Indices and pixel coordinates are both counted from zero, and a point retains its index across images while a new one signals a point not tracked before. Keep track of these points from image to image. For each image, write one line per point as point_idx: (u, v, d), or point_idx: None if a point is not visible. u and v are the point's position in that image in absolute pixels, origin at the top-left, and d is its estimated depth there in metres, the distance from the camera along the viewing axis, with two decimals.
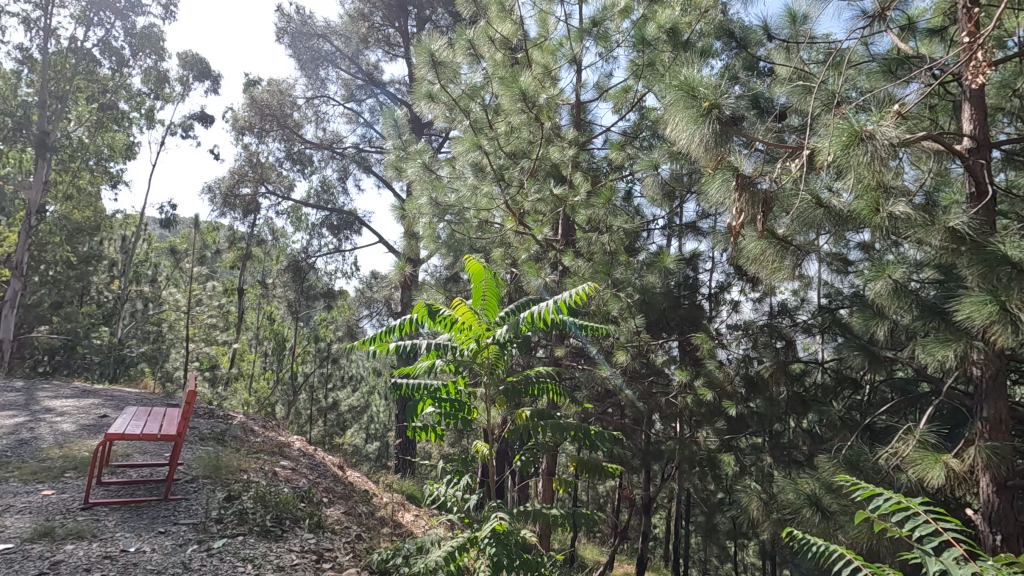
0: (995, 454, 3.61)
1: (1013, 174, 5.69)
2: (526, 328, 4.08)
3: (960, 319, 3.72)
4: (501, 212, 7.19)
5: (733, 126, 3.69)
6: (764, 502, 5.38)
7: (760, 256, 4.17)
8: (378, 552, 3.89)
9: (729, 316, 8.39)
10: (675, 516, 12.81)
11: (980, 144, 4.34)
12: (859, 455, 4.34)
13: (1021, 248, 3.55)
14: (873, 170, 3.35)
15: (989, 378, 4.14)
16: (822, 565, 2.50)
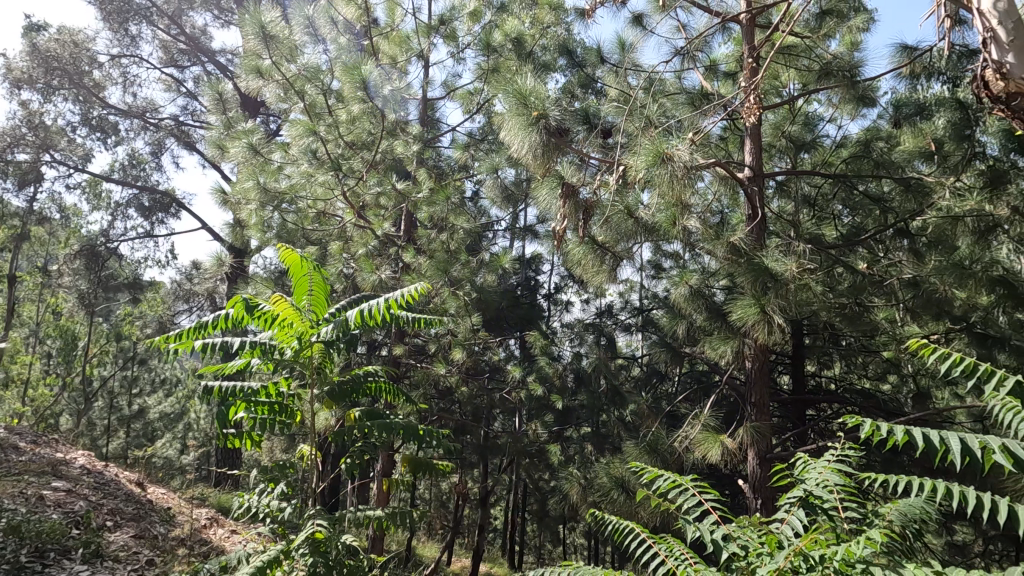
0: (757, 433, 4.33)
1: (782, 201, 6.92)
2: (353, 326, 3.95)
3: (735, 320, 4.42)
4: (340, 204, 6.87)
5: (560, 137, 3.92)
6: (583, 486, 5.85)
7: (583, 260, 4.54)
8: None
9: (562, 315, 9.00)
10: (511, 508, 13.32)
11: (756, 174, 5.21)
12: (658, 439, 4.93)
13: (780, 262, 4.32)
14: (672, 188, 3.83)
15: (756, 369, 4.95)
16: (618, 540, 2.77)
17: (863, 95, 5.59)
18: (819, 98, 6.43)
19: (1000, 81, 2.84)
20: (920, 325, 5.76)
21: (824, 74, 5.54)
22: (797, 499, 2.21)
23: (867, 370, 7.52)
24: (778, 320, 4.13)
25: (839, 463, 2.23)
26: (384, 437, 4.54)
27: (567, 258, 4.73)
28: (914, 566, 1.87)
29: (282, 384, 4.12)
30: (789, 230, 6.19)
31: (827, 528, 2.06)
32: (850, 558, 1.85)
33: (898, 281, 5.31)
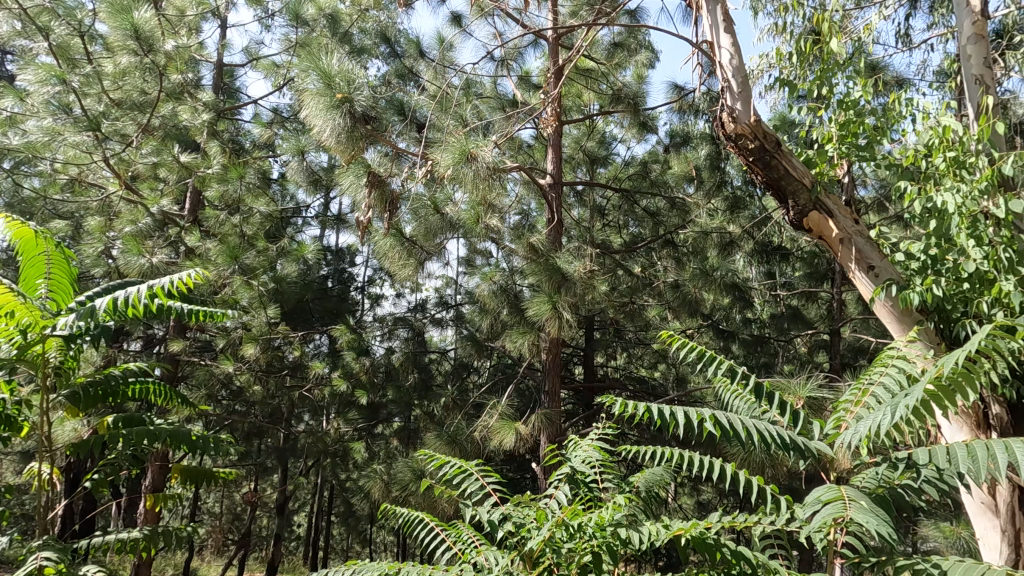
0: (547, 419, 4.74)
1: (580, 209, 7.65)
2: (106, 317, 3.33)
3: (532, 316, 4.76)
4: (101, 173, 5.75)
5: (367, 124, 3.79)
6: (386, 483, 5.77)
7: (389, 252, 4.51)
8: None
9: (374, 309, 8.78)
10: (314, 512, 12.62)
11: (556, 182, 5.66)
12: (459, 429, 5.09)
13: (571, 264, 4.76)
14: (476, 187, 3.97)
15: (550, 361, 5.40)
16: (407, 532, 2.78)
17: (644, 122, 6.44)
18: (613, 120, 7.23)
19: (731, 123, 3.62)
20: (679, 322, 6.86)
21: (615, 99, 6.25)
22: (565, 475, 2.47)
23: (642, 360, 8.72)
24: (566, 316, 4.56)
25: (600, 441, 2.55)
26: (148, 447, 3.89)
27: (373, 249, 4.61)
28: (650, 522, 2.23)
29: (2, 389, 3.27)
30: (583, 235, 6.88)
31: (587, 498, 2.35)
32: (602, 522, 2.12)
33: (664, 284, 6.26)
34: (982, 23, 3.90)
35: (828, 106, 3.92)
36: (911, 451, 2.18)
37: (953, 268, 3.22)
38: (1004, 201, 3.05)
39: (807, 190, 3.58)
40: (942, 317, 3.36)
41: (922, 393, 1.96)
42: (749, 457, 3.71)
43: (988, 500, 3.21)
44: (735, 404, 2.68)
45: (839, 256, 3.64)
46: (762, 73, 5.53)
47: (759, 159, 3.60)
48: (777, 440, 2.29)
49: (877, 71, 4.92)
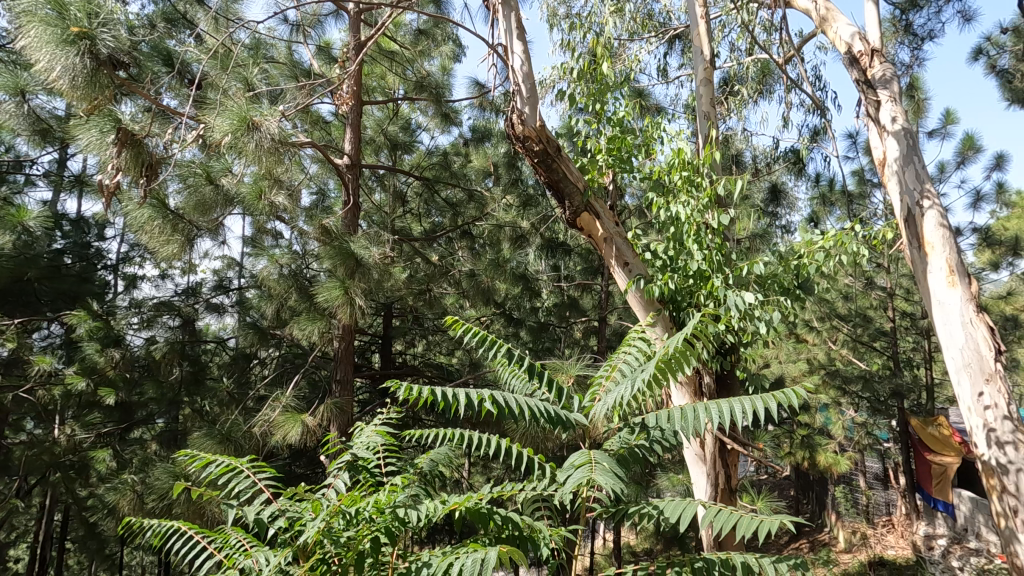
0: (337, 408, 4.58)
1: (381, 194, 7.48)
2: None
3: (322, 302, 4.55)
4: None
5: (116, 69, 3.18)
6: (139, 496, 4.96)
7: (146, 225, 3.82)
8: None
9: (129, 292, 7.43)
10: (38, 543, 10.22)
11: (353, 163, 5.46)
12: (234, 427, 4.60)
13: (366, 249, 4.65)
14: (260, 160, 3.63)
15: (343, 349, 5.22)
16: (159, 546, 2.44)
17: (446, 114, 6.57)
18: (416, 107, 7.22)
19: (520, 125, 3.92)
20: (474, 309, 7.19)
21: (417, 86, 6.25)
22: (346, 463, 2.42)
23: (439, 347, 8.94)
24: (359, 302, 4.44)
25: (385, 426, 2.56)
26: None
27: (125, 221, 3.90)
28: (429, 500, 2.31)
29: None
30: (382, 221, 6.75)
31: (367, 484, 2.33)
32: (381, 505, 2.14)
33: (460, 272, 6.50)
34: (710, 72, 4.87)
35: (600, 121, 4.49)
36: (644, 416, 2.66)
37: (683, 268, 3.99)
38: (717, 215, 3.87)
39: (580, 194, 4.07)
40: (674, 307, 4.11)
41: (654, 369, 2.43)
42: (526, 432, 4.09)
43: (699, 450, 4.04)
44: (513, 383, 2.92)
45: (603, 253, 4.21)
46: (552, 84, 6.08)
47: (542, 161, 3.98)
48: (544, 413, 2.57)
49: (640, 97, 5.78)
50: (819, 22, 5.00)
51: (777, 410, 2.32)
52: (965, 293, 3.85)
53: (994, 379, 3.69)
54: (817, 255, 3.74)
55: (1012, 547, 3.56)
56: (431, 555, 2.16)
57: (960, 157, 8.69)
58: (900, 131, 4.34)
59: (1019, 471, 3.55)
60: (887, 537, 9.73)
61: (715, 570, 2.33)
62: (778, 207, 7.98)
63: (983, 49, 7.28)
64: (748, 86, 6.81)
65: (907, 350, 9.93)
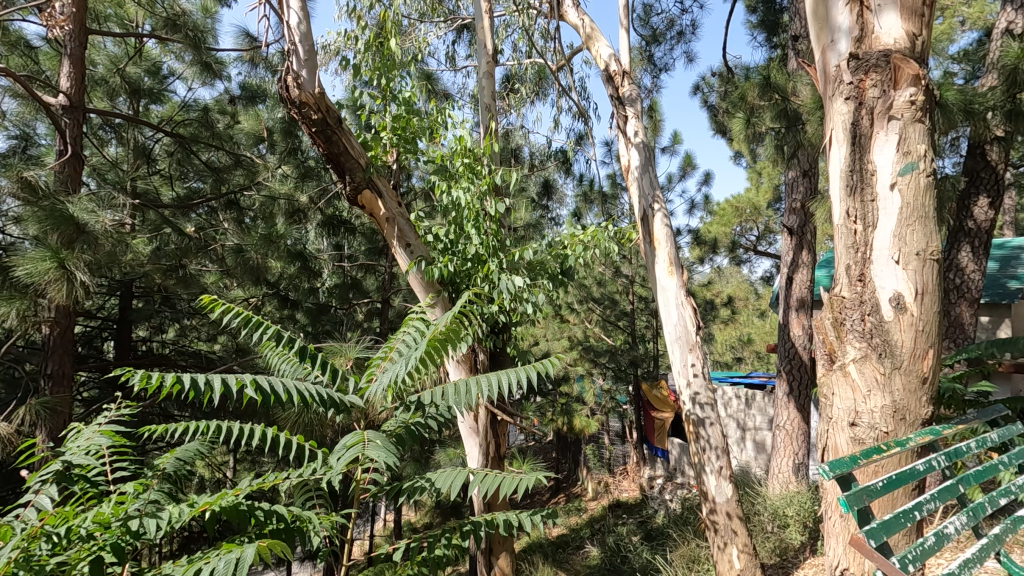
0: (46, 409, 3.67)
1: (117, 148, 6.16)
2: None
3: (20, 275, 3.57)
4: None
5: None
6: None
7: None
8: None
9: None
10: None
11: (74, 106, 4.40)
12: None
13: (90, 213, 3.78)
14: None
15: (56, 336, 4.19)
16: None
17: (208, 64, 5.70)
18: (169, 50, 6.12)
19: (296, 89, 3.60)
20: (241, 289, 6.44)
21: (170, 25, 5.31)
22: (53, 475, 1.95)
23: (196, 332, 7.79)
24: (81, 278, 3.58)
25: (112, 424, 2.12)
26: None
27: None
28: (173, 504, 2.01)
29: None
30: (118, 181, 5.57)
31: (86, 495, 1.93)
32: (105, 518, 1.78)
33: (224, 248, 5.72)
34: (492, 67, 5.13)
35: (386, 98, 4.39)
36: (420, 394, 2.71)
37: (462, 251, 4.17)
38: (494, 203, 4.13)
39: (362, 170, 3.94)
40: (453, 289, 4.26)
41: (426, 346, 2.48)
42: (298, 419, 3.83)
43: (473, 423, 4.31)
44: (283, 368, 2.71)
45: (384, 232, 4.14)
46: (337, 51, 5.72)
47: (321, 132, 3.75)
48: (316, 397, 2.43)
49: (428, 80, 5.80)
50: (586, 39, 5.67)
51: (537, 380, 2.57)
52: (679, 281, 4.80)
53: (695, 349, 4.70)
54: (578, 246, 4.27)
55: (702, 478, 4.59)
56: (175, 565, 1.88)
57: (682, 171, 10.74)
58: (641, 145, 5.18)
59: (710, 421, 4.59)
60: (622, 483, 11.72)
61: (481, 530, 2.51)
62: (549, 201, 8.85)
63: (700, 86, 9.10)
64: (527, 86, 7.37)
65: (642, 327, 11.98)
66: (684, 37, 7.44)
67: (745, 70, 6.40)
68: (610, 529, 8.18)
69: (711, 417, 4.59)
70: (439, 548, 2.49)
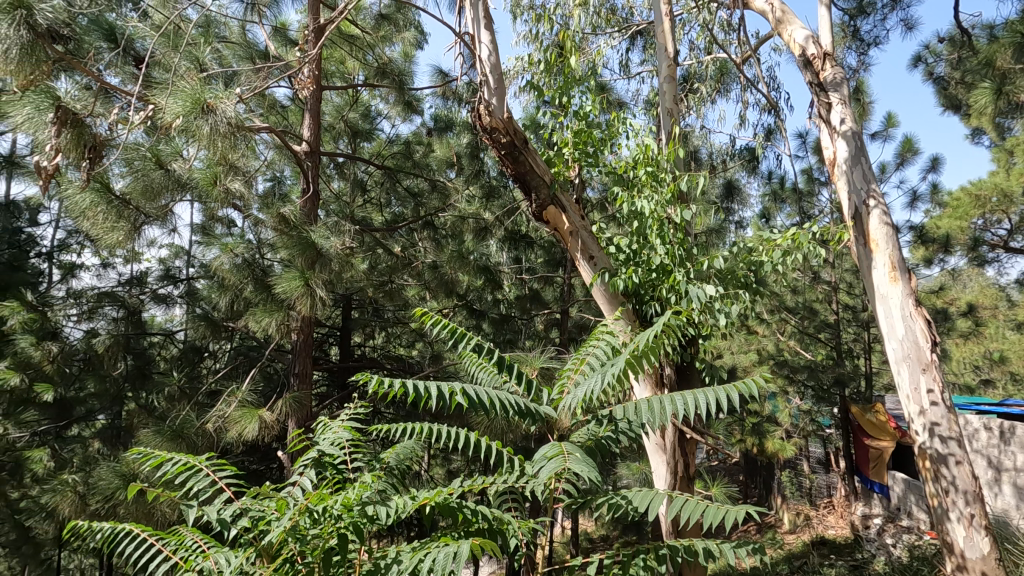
0: (296, 402, 4.48)
1: (340, 183, 7.29)
2: None
3: (280, 292, 4.40)
4: None
5: (53, 44, 3.02)
6: (82, 498, 4.82)
7: (89, 211, 3.74)
8: None
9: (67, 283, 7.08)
10: None
11: (312, 150, 5.33)
12: (186, 423, 4.51)
13: (327, 238, 4.52)
14: (216, 145, 3.50)
15: (302, 342, 5.08)
16: (107, 549, 2.32)
17: (408, 102, 6.46)
18: (377, 94, 7.07)
19: (487, 116, 3.88)
20: (436, 301, 7.11)
21: (379, 73, 6.15)
22: (311, 460, 2.36)
23: (399, 339, 8.80)
24: (320, 294, 4.33)
25: (351, 420, 2.49)
26: None
27: (65, 206, 3.76)
28: (397, 496, 2.28)
29: None
30: (341, 211, 6.57)
31: (334, 481, 2.28)
32: (349, 503, 2.07)
33: (423, 264, 6.39)
34: (673, 69, 4.96)
35: (566, 115, 4.48)
36: (612, 408, 2.70)
37: (646, 262, 4.05)
38: (679, 211, 3.95)
39: (546, 187, 4.09)
40: (637, 300, 4.19)
41: (622, 362, 2.45)
42: (491, 423, 4.09)
43: (660, 440, 4.16)
44: (481, 376, 2.91)
45: (568, 245, 4.24)
46: (516, 75, 6.05)
47: (509, 154, 3.97)
48: (514, 406, 2.55)
49: (603, 92, 5.81)
50: (776, 24, 5.17)
51: (739, 400, 2.37)
52: (905, 288, 4.08)
53: (930, 369, 3.93)
54: (775, 253, 3.87)
55: (945, 527, 3.81)
56: (400, 551, 2.11)
57: (900, 159, 9.17)
58: (849, 133, 4.53)
59: (956, 459, 3.79)
60: (827, 518, 10.34)
61: (678, 556, 2.38)
62: (733, 203, 8.22)
63: (922, 57, 7.71)
64: (706, 84, 6.97)
65: (849, 341, 10.44)
66: (900, 3, 6.37)
67: (988, 29, 5.25)
68: (814, 569, 7.23)
69: (958, 455, 3.79)
70: (634, 568, 2.38)
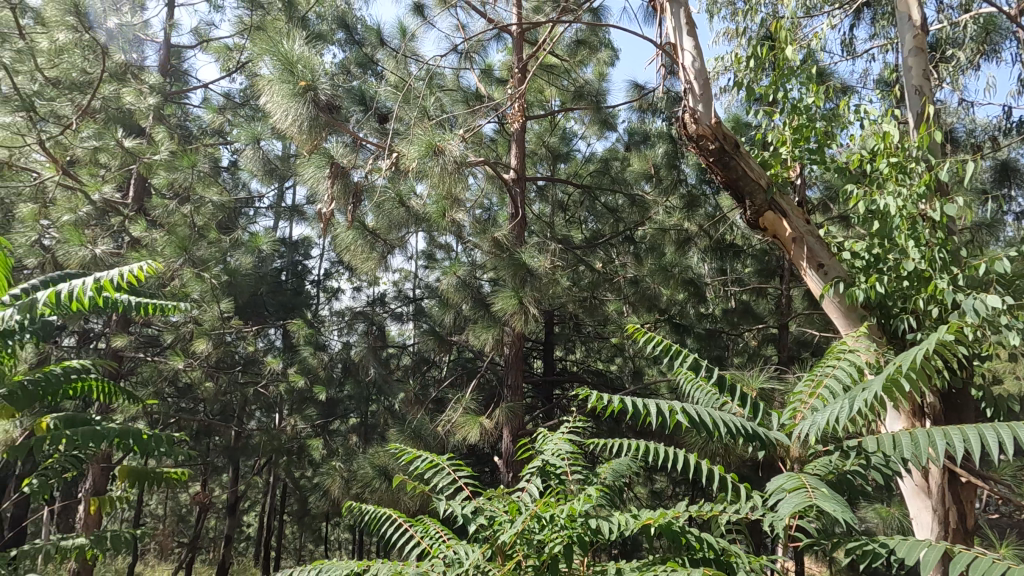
0: (511, 412, 4.81)
1: (541, 205, 7.73)
2: (49, 311, 3.19)
3: (496, 310, 4.79)
4: (37, 156, 5.57)
5: (330, 114, 3.80)
6: (346, 481, 5.85)
7: (352, 245, 4.61)
8: None
9: (331, 303, 8.74)
10: (267, 509, 12.35)
11: (519, 177, 5.74)
12: (422, 425, 5.18)
13: (536, 258, 4.81)
14: (444, 182, 4.01)
15: (514, 355, 5.46)
16: (373, 528, 2.77)
17: (605, 120, 6.57)
18: (574, 117, 7.34)
19: (693, 125, 3.76)
20: (636, 316, 7.01)
21: (576, 96, 6.38)
22: (536, 468, 2.52)
23: (599, 354, 8.89)
24: (532, 312, 4.61)
25: (570, 433, 2.59)
26: (89, 448, 3.54)
27: (336, 243, 4.68)
28: (618, 512, 2.29)
29: None
30: (544, 231, 6.95)
31: (557, 490, 2.39)
32: (573, 513, 2.16)
33: (624, 280, 6.38)
34: (920, 39, 4.18)
35: (782, 111, 4.09)
36: (861, 439, 2.33)
37: (894, 268, 3.45)
38: (938, 205, 3.29)
39: (762, 191, 3.77)
40: (883, 314, 3.59)
41: (877, 387, 2.11)
42: (706, 446, 3.87)
43: (921, 482, 3.46)
44: (697, 395, 2.78)
45: (792, 254, 3.84)
46: (718, 77, 5.73)
47: (719, 160, 3.77)
48: (739, 430, 2.39)
49: (824, 78, 5.16)
50: None
51: None
52: None
53: None
54: None
55: None
56: (623, 569, 2.12)
57: None
58: None
59: None
60: None
61: None
62: (1012, 189, 6.54)
63: None
64: (966, 47, 5.71)
65: None
66: None
67: None
68: None
69: None
70: None
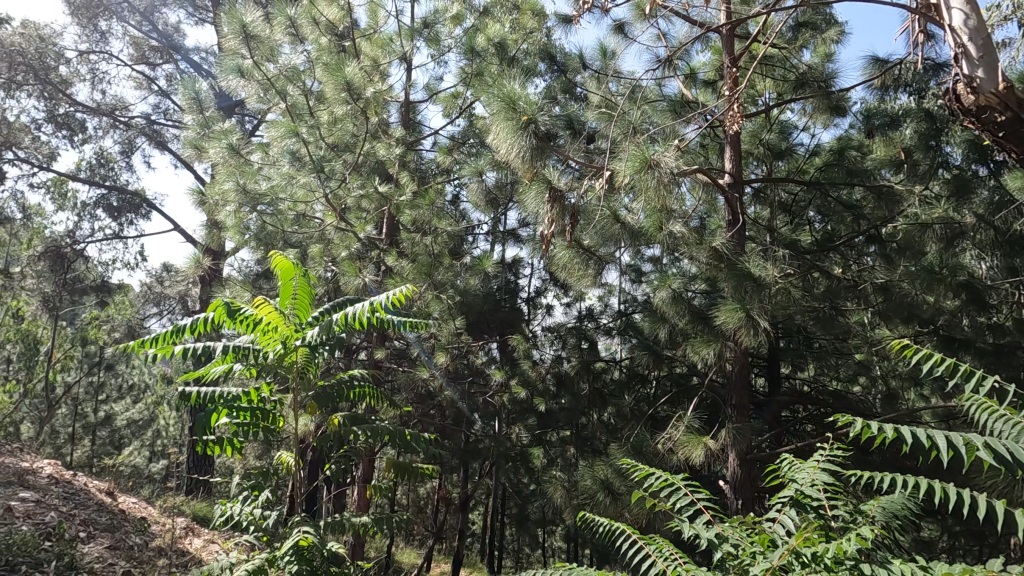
0: (739, 433, 4.46)
1: (759, 208, 7.11)
2: (339, 328, 3.97)
3: (718, 324, 4.50)
4: (321, 206, 7.06)
5: (548, 142, 4.05)
6: (567, 490, 6.07)
7: (569, 263, 4.83)
8: (213, 518, 3.92)
9: (543, 318, 9.22)
10: (492, 511, 13.41)
11: (736, 181, 5.41)
12: (642, 441, 5.12)
13: (762, 267, 4.44)
14: (658, 194, 3.96)
15: (738, 372, 5.08)
16: (606, 540, 2.82)
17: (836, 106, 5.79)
18: (794, 107, 6.63)
19: (971, 95, 3.08)
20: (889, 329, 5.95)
21: (799, 85, 5.77)
22: (788, 498, 2.33)
23: (839, 372, 7.74)
24: (761, 325, 4.24)
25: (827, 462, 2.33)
26: (369, 442, 4.29)
27: (553, 262, 4.95)
28: (898, 560, 1.97)
29: (264, 389, 4.02)
30: (764, 236, 6.38)
31: (815, 526, 2.17)
32: (840, 555, 1.93)
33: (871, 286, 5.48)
34: None
35: None
36: None
37: None
38: None
39: None
40: None
41: None
42: (1013, 491, 3.06)
43: None
44: (1002, 429, 2.23)
45: None
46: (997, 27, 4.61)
47: (1013, 134, 3.01)
48: None
49: None
50: None
51: None
52: None
53: None
54: None
55: None
56: None
57: None
58: None
59: None
60: None
61: None
62: None
63: None
64: None
65: None
66: None
67: None
68: None
69: None
70: None
